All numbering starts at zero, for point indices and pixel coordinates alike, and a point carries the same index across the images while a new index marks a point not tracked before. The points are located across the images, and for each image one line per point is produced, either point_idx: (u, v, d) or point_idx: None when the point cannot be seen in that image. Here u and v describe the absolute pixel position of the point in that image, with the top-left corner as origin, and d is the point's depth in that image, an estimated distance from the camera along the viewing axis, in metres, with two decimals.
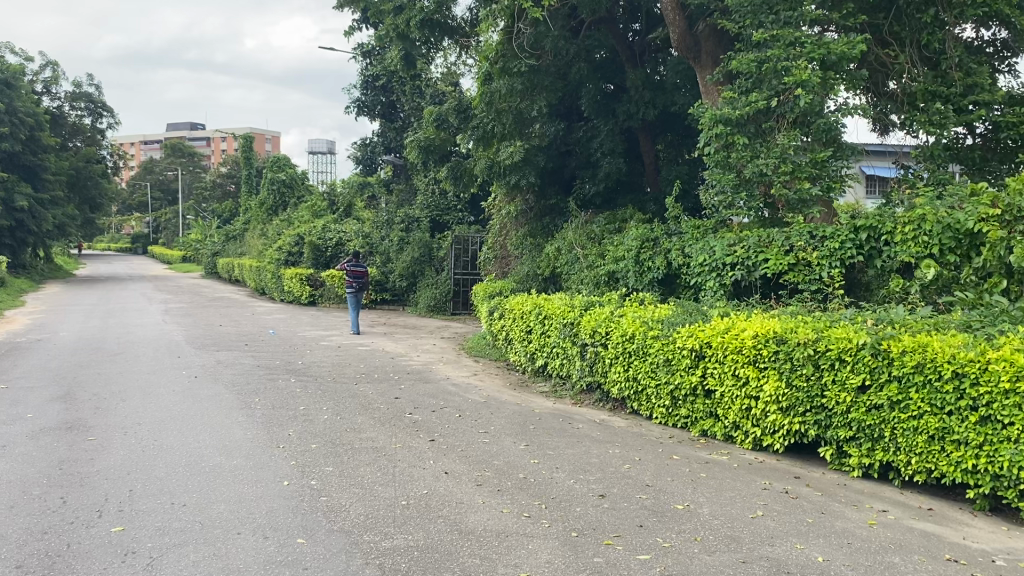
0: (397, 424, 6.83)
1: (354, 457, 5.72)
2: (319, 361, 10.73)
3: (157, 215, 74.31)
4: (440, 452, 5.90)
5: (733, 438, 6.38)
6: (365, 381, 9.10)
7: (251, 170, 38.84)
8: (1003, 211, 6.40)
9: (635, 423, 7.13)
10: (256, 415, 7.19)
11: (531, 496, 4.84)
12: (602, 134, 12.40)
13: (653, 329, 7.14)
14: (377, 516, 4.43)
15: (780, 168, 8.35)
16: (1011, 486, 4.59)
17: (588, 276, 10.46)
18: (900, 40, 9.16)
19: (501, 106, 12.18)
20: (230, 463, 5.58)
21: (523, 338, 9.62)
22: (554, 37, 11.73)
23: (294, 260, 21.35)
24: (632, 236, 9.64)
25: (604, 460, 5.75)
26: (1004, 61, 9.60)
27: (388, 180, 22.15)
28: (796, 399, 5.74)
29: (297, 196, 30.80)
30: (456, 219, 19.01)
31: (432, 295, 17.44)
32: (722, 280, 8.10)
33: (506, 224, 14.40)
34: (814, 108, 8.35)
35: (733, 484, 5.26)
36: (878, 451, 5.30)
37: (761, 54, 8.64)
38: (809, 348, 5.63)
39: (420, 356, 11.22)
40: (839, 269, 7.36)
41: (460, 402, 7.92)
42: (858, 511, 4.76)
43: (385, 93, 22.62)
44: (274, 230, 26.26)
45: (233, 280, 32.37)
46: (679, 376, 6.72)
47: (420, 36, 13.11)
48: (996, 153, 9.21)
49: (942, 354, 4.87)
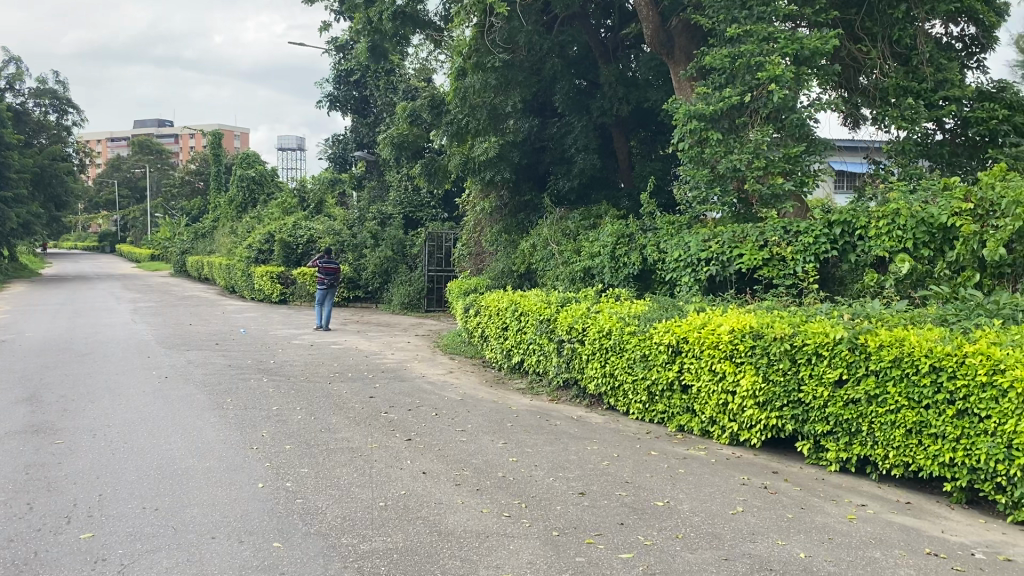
0: (372, 424, 6.75)
1: (329, 457, 5.64)
2: (291, 360, 10.59)
3: (124, 213, 73.26)
4: (417, 451, 5.82)
5: (710, 433, 6.37)
6: (339, 380, 9.00)
7: (220, 167, 38.43)
8: (975, 205, 6.46)
9: (612, 419, 7.11)
10: (229, 416, 7.07)
11: (511, 496, 4.79)
12: (575, 130, 12.38)
13: (629, 325, 7.12)
14: (355, 518, 4.36)
15: (753, 163, 8.37)
16: (988, 479, 4.60)
17: (564, 273, 10.43)
18: (871, 36, 9.20)
19: (475, 102, 12.10)
20: (203, 466, 5.47)
21: (499, 335, 9.56)
22: (528, 31, 11.68)
23: (264, 258, 21.11)
24: (607, 232, 9.60)
25: (582, 458, 5.71)
26: (973, 58, 9.71)
27: (361, 176, 21.98)
28: (773, 393, 5.74)
29: (267, 192, 30.54)
30: (429, 215, 18.93)
31: (405, 293, 17.31)
32: (697, 275, 8.09)
33: (480, 221, 14.35)
34: (787, 103, 8.36)
35: (712, 480, 5.24)
36: (856, 445, 5.32)
37: (735, 50, 8.64)
38: (786, 343, 5.63)
39: (394, 355, 11.14)
40: (814, 264, 7.38)
41: (436, 401, 7.85)
42: (837, 506, 4.76)
43: (357, 89, 22.46)
44: (244, 227, 26.01)
45: (202, 278, 31.97)
46: (655, 372, 6.71)
47: (392, 31, 13.00)
48: (965, 150, 9.29)
49: (920, 348, 4.89)
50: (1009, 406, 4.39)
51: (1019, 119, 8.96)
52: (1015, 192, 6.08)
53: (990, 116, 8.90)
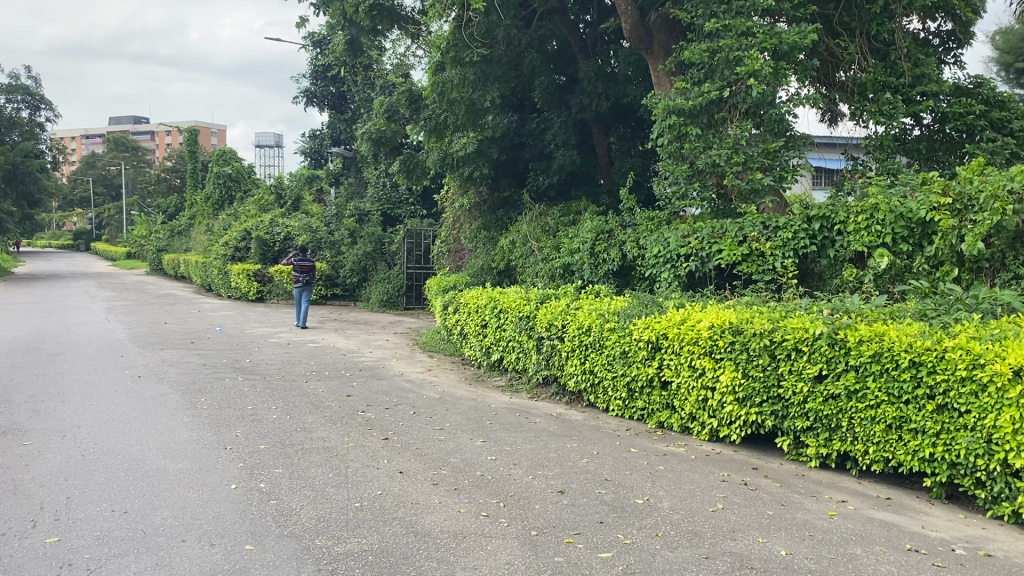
0: (349, 423, 6.65)
1: (304, 458, 5.54)
2: (268, 358, 10.45)
3: (100, 211, 72.43)
4: (394, 450, 5.74)
5: (690, 429, 6.33)
6: (316, 378, 8.88)
7: (196, 163, 38.02)
8: (953, 200, 6.45)
9: (592, 416, 7.06)
10: (203, 416, 6.95)
11: (489, 495, 4.72)
12: (555, 126, 12.33)
13: (608, 321, 7.08)
14: (330, 519, 4.27)
15: (732, 159, 8.34)
16: (967, 474, 4.58)
17: (543, 270, 10.37)
18: (849, 31, 9.17)
19: (453, 97, 12.01)
20: (175, 467, 5.36)
21: (478, 333, 9.49)
22: (506, 26, 11.61)
23: (241, 256, 20.91)
24: (587, 228, 9.54)
25: (562, 455, 5.65)
26: (950, 53, 9.75)
27: (338, 172, 21.79)
28: (753, 389, 5.71)
29: (244, 189, 30.27)
30: (408, 212, 18.81)
31: (384, 290, 17.19)
32: (676, 271, 8.03)
33: (459, 217, 14.26)
34: (766, 98, 8.33)
35: (692, 476, 5.20)
36: (835, 441, 5.29)
37: (714, 44, 8.61)
38: (765, 338, 5.60)
39: (372, 352, 11.02)
40: (793, 259, 7.36)
41: (414, 399, 7.76)
42: (817, 502, 4.73)
43: (334, 84, 22.26)
44: (221, 224, 25.75)
45: (178, 276, 31.63)
46: (635, 368, 6.66)
47: (369, 25, 12.87)
48: (942, 145, 9.29)
49: (899, 343, 4.87)
50: (989, 401, 4.37)
51: (996, 114, 8.99)
52: (992, 186, 6.10)
53: (967, 111, 8.94)
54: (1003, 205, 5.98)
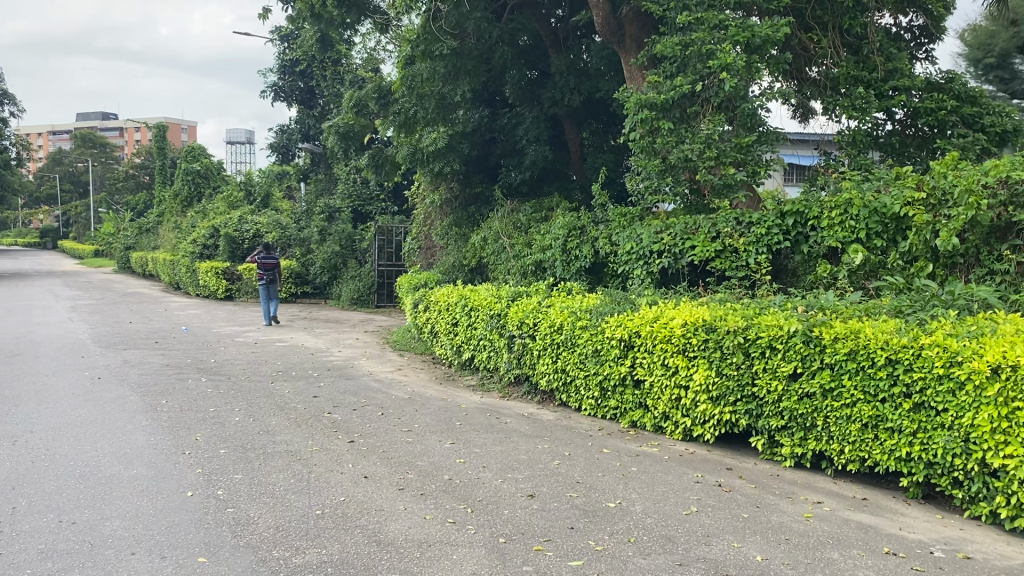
0: (314, 425, 6.45)
1: (265, 462, 5.34)
2: (233, 359, 10.22)
3: (67, 208, 71.28)
4: (359, 454, 5.56)
5: (663, 429, 6.21)
6: (282, 379, 8.67)
7: (164, 160, 37.38)
8: (928, 195, 6.38)
9: (564, 416, 6.92)
10: (162, 419, 6.71)
11: (457, 500, 4.56)
12: (527, 121, 12.18)
13: (580, 319, 6.95)
14: (289, 528, 4.09)
15: (705, 153, 8.24)
16: (944, 474, 4.49)
17: (515, 267, 10.22)
18: (822, 25, 9.07)
19: (423, 91, 11.79)
20: (129, 473, 5.14)
21: (449, 331, 9.31)
22: (477, 19, 11.44)
23: (209, 253, 20.56)
24: (559, 225, 9.39)
25: (533, 457, 5.50)
26: (921, 48, 9.73)
27: (307, 168, 21.43)
28: (726, 387, 5.60)
29: (213, 186, 29.85)
30: (379, 208, 18.59)
31: (355, 288, 16.96)
32: (649, 268, 7.89)
33: (431, 214, 14.06)
34: (738, 92, 8.24)
35: (666, 478, 5.07)
36: (811, 440, 5.19)
37: (686, 37, 8.50)
38: (739, 336, 5.49)
39: (341, 352, 10.81)
40: (766, 255, 7.25)
41: (383, 400, 7.57)
42: (793, 504, 4.62)
43: (303, 79, 21.92)
44: (189, 222, 25.35)
45: (146, 274, 31.10)
46: (607, 367, 6.54)
47: (337, 18, 12.63)
48: (914, 141, 9.23)
49: (875, 340, 4.77)
50: (966, 399, 4.28)
51: (967, 110, 8.96)
52: (967, 181, 6.04)
53: (939, 107, 8.90)
54: (978, 200, 5.93)
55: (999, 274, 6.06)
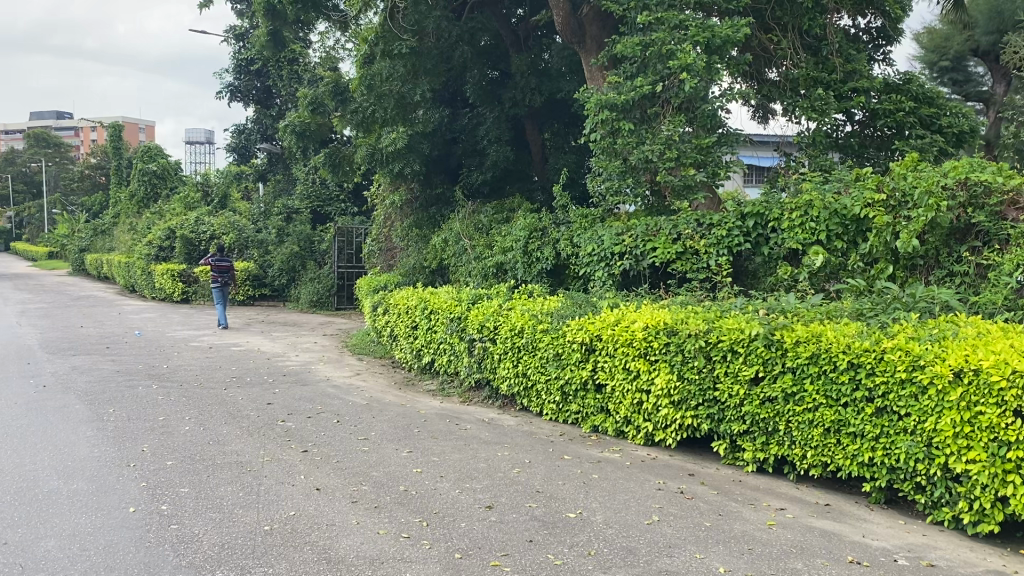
0: (267, 435, 6.25)
1: (214, 475, 5.14)
2: (187, 364, 9.94)
3: (19, 209, 69.55)
4: (313, 464, 5.38)
5: (625, 433, 6.12)
6: (235, 386, 8.43)
7: (120, 160, 36.50)
8: (888, 197, 6.36)
9: (525, 421, 6.79)
10: (108, 429, 6.46)
11: (412, 513, 4.41)
12: (487, 121, 12.03)
13: (541, 322, 6.83)
14: (235, 546, 3.91)
15: (665, 154, 8.15)
16: (907, 479, 4.43)
17: (476, 269, 10.07)
18: (781, 26, 9.02)
19: (382, 90, 11.59)
20: (70, 488, 4.91)
21: (408, 335, 9.15)
22: (436, 17, 11.29)
23: (165, 255, 20.11)
24: (520, 226, 9.27)
25: (492, 465, 5.37)
26: (879, 50, 9.77)
27: (264, 168, 21.40)
28: (687, 392, 5.51)
29: (170, 187, 29.27)
30: (338, 209, 18.41)
31: (314, 290, 16.69)
32: (610, 270, 7.78)
33: (391, 215, 13.85)
34: (698, 93, 8.18)
35: (627, 485, 4.97)
36: (772, 445, 5.12)
37: (646, 38, 8.41)
38: (700, 340, 5.41)
39: (298, 356, 10.58)
40: (727, 257, 7.18)
41: (339, 406, 7.38)
42: (755, 511, 4.54)
43: (259, 79, 21.55)
44: (144, 223, 24.82)
45: (101, 277, 30.39)
46: (569, 371, 6.43)
47: (294, 15, 12.39)
48: (873, 142, 9.24)
49: (837, 344, 4.71)
50: (929, 404, 4.23)
51: (925, 111, 8.98)
52: (926, 183, 6.03)
53: (897, 108, 8.88)
54: (938, 201, 5.92)
55: (959, 275, 6.06)
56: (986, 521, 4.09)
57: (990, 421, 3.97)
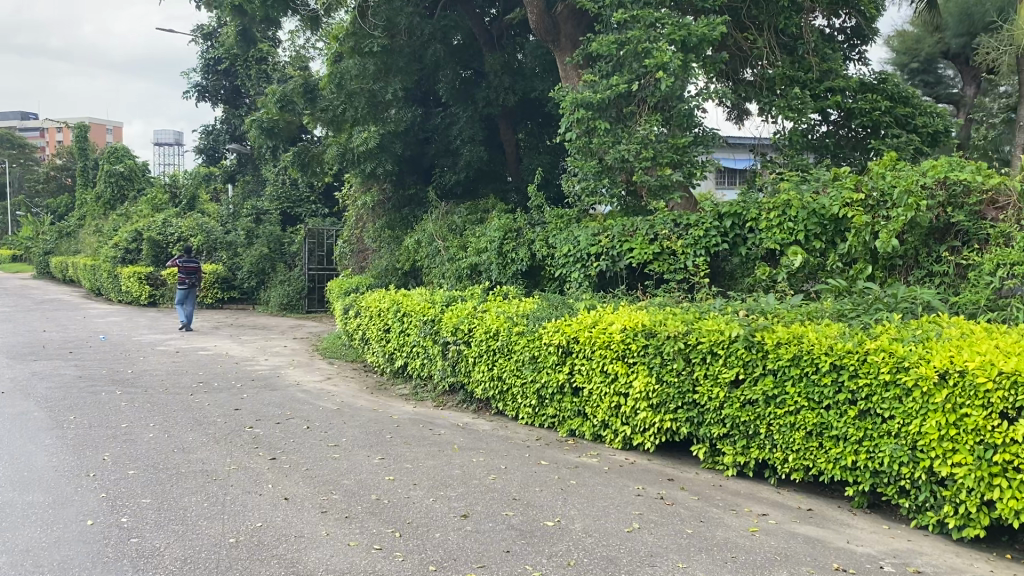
0: (234, 442, 6.04)
1: (178, 484, 4.93)
2: (153, 369, 9.67)
3: None
4: (281, 473, 5.19)
5: (603, 437, 5.99)
6: (202, 391, 8.19)
7: (86, 161, 35.77)
8: (866, 196, 6.31)
9: (500, 425, 6.65)
10: (67, 437, 6.21)
11: (384, 523, 4.24)
12: (460, 121, 11.88)
13: (517, 325, 6.69)
14: (198, 561, 3.72)
15: (641, 154, 8.06)
16: (891, 483, 4.35)
17: (449, 270, 9.90)
18: (757, 25, 8.96)
19: (353, 89, 11.39)
20: (24, 500, 4.67)
21: (380, 338, 8.97)
22: (408, 14, 11.13)
23: (131, 258, 19.70)
24: (495, 226, 9.13)
25: (467, 472, 5.21)
26: (855, 49, 9.75)
27: (234, 169, 21.11)
28: (666, 395, 5.40)
29: (137, 188, 28.74)
30: (309, 211, 18.21)
31: (284, 293, 16.41)
32: (586, 271, 7.66)
33: (362, 216, 13.64)
34: (674, 92, 8.08)
35: (606, 491, 4.84)
36: (753, 449, 5.02)
37: (622, 36, 8.31)
38: (679, 341, 5.30)
39: (267, 361, 10.34)
40: (704, 258, 7.08)
41: (310, 412, 7.18)
42: (737, 517, 4.43)
43: (227, 78, 21.21)
44: (110, 225, 24.33)
45: (67, 281, 29.76)
46: (545, 374, 6.30)
47: (261, 13, 12.14)
48: (848, 142, 9.21)
49: (819, 345, 4.62)
50: (914, 406, 4.14)
51: (900, 110, 8.96)
52: (906, 181, 5.98)
53: (873, 107, 8.86)
54: (917, 200, 5.88)
55: (938, 275, 6.04)
56: (971, 525, 4.01)
57: (976, 423, 3.89)
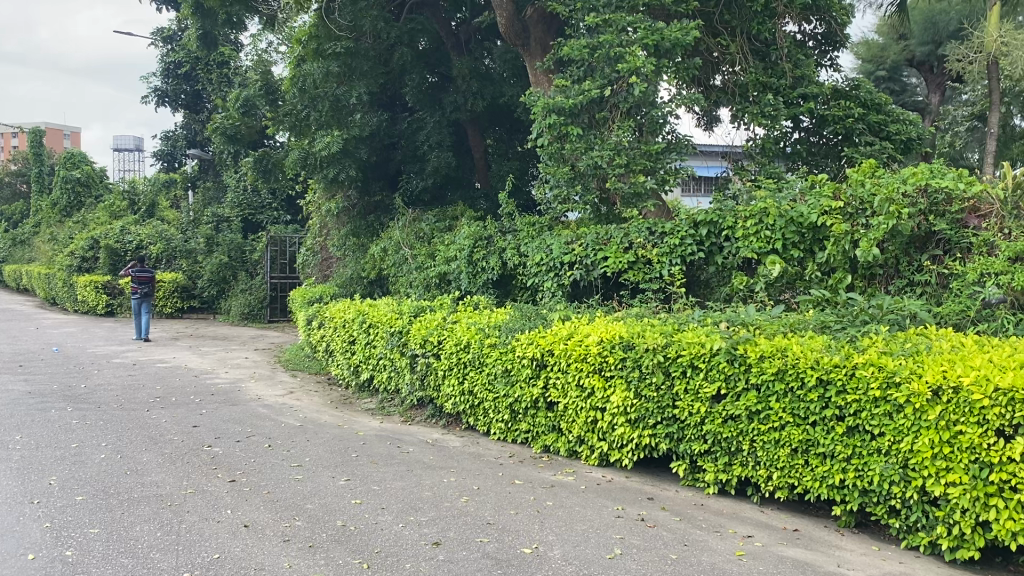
0: (191, 463, 5.73)
1: (129, 511, 4.62)
2: (107, 383, 9.26)
3: None
4: (240, 497, 4.90)
5: (578, 454, 5.77)
6: (159, 407, 7.83)
7: (42, 166, 34.87)
8: (845, 203, 6.20)
9: (471, 441, 6.40)
10: (11, 459, 5.84)
11: (351, 552, 3.98)
12: (428, 127, 11.63)
13: (489, 337, 6.47)
14: None
15: (614, 160, 7.88)
16: (880, 502, 4.18)
17: (417, 280, 9.63)
18: (730, 30, 8.86)
19: (316, 93, 11.09)
20: None
21: (346, 350, 8.69)
22: (373, 17, 10.91)
23: (88, 266, 19.12)
24: (464, 234, 8.88)
25: (438, 494, 4.96)
26: (827, 55, 9.69)
27: (195, 176, 20.63)
28: (645, 409, 5.19)
29: (95, 195, 28.06)
30: (271, 217, 17.94)
31: (244, 303, 16.04)
32: (559, 280, 7.45)
33: (326, 223, 13.31)
34: (648, 97, 7.91)
35: (584, 513, 4.62)
36: (735, 466, 4.83)
37: (594, 40, 8.12)
38: (658, 354, 5.10)
39: (227, 373, 9.98)
40: (680, 266, 6.90)
41: (271, 429, 6.88)
42: (722, 539, 4.24)
43: (188, 83, 20.65)
44: (66, 232, 23.65)
45: (22, 290, 28.92)
46: (518, 388, 6.07)
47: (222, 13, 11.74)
48: (820, 149, 9.14)
49: (805, 359, 4.45)
50: (906, 422, 3.99)
51: (874, 117, 8.89)
52: (887, 189, 5.86)
53: (846, 114, 8.79)
54: (899, 208, 5.74)
55: (919, 286, 5.95)
56: (965, 546, 3.86)
57: (971, 441, 3.75)
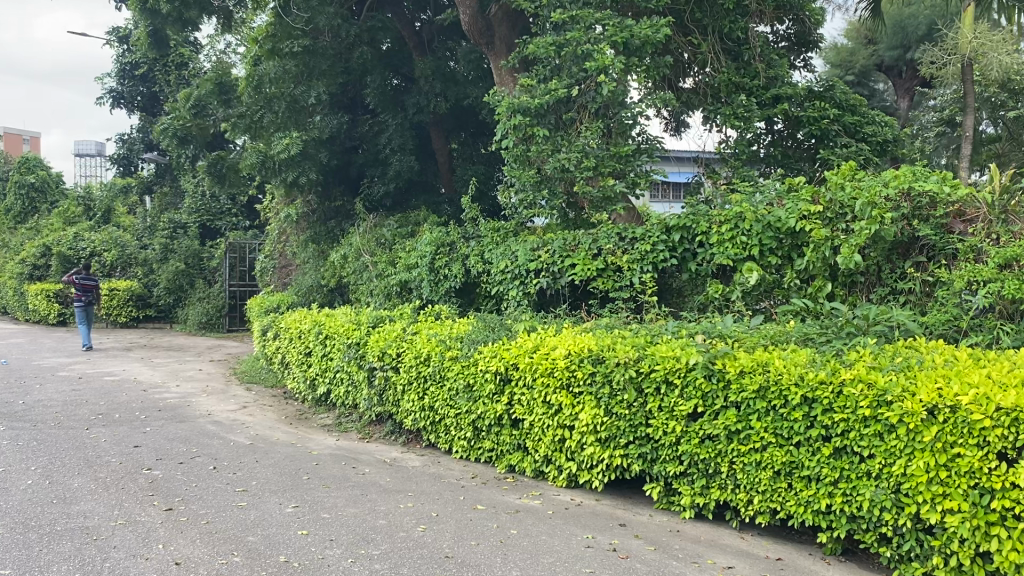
0: (127, 489, 5.27)
1: (49, 548, 4.16)
2: (50, 398, 8.73)
3: None
4: (175, 529, 4.47)
5: (545, 474, 5.41)
6: (100, 425, 7.34)
7: None
8: (824, 208, 5.90)
9: (432, 461, 6.00)
10: None
11: None
12: (389, 129, 11.24)
13: (450, 349, 6.11)
14: None
15: (582, 163, 7.53)
16: (870, 529, 3.87)
17: (377, 288, 9.22)
18: (701, 29, 8.60)
19: (272, 92, 10.65)
20: None
21: (302, 362, 8.26)
22: (331, 13, 10.57)
23: (39, 274, 18.46)
24: (426, 241, 8.47)
25: (393, 523, 4.57)
26: (800, 57, 9.48)
27: (151, 180, 20.03)
28: (616, 428, 4.85)
29: (51, 200, 27.23)
30: (231, 223, 17.47)
31: (202, 311, 15.48)
32: (525, 289, 7.10)
33: (285, 230, 12.85)
34: (617, 97, 7.60)
35: (551, 543, 4.25)
36: (713, 489, 4.48)
37: (560, 37, 7.76)
38: (630, 368, 4.77)
39: (179, 387, 9.49)
40: (652, 273, 6.56)
41: (218, 449, 6.43)
42: (700, 572, 3.90)
43: (145, 84, 20.02)
44: (18, 239, 22.85)
45: None
46: (481, 405, 5.70)
47: (174, 13, 11.24)
48: (795, 151, 8.89)
49: (788, 375, 4.12)
50: (898, 444, 3.68)
51: (849, 119, 8.70)
52: (868, 194, 5.63)
53: (821, 116, 8.57)
54: (882, 213, 5.52)
55: (903, 294, 5.76)
56: None
57: (970, 464, 3.45)
